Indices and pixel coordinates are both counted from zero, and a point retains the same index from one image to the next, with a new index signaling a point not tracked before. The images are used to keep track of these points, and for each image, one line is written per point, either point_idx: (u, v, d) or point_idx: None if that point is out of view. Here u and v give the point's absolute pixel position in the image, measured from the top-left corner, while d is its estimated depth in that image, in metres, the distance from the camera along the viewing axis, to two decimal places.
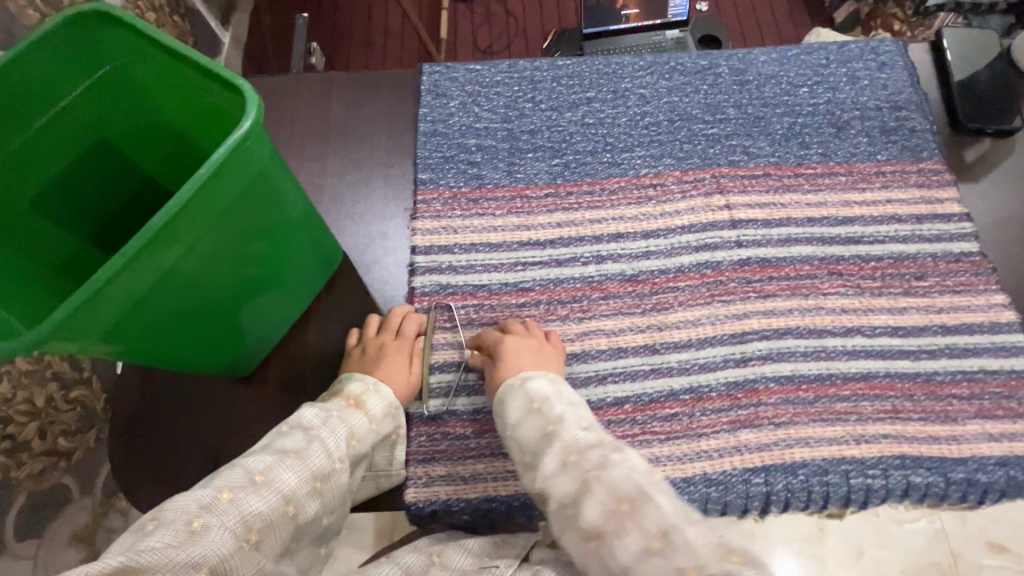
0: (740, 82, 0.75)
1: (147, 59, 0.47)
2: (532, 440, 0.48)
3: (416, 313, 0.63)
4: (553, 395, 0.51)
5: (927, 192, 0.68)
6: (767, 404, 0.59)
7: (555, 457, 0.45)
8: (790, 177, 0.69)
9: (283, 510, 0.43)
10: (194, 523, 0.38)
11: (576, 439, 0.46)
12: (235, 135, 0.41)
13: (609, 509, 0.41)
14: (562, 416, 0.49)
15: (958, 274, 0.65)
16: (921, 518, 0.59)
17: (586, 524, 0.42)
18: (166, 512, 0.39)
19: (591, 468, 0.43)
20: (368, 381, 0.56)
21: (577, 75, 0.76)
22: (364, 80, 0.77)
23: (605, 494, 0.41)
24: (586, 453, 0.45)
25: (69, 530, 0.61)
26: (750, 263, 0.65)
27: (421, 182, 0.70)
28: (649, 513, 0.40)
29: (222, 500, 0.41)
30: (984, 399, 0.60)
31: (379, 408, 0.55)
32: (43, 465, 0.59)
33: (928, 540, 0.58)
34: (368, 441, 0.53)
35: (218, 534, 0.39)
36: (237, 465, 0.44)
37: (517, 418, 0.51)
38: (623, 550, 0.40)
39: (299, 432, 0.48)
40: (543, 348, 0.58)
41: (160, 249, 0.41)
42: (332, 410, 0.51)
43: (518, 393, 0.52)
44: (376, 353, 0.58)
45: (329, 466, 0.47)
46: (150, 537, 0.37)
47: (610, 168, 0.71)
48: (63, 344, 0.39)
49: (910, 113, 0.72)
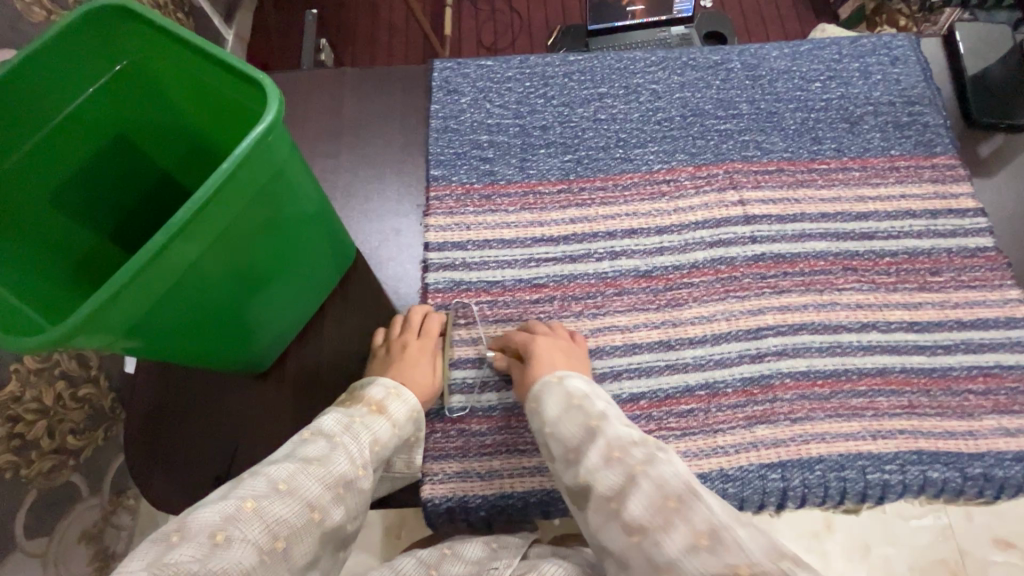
0: (752, 77, 0.75)
1: (166, 55, 0.47)
2: (573, 434, 0.48)
3: (437, 312, 0.63)
4: (592, 392, 0.51)
5: (941, 187, 0.68)
6: (783, 400, 0.59)
7: (599, 452, 0.45)
8: (803, 172, 0.69)
9: (309, 516, 0.43)
10: (217, 536, 0.38)
11: (619, 435, 0.46)
12: (257, 131, 0.41)
13: (655, 505, 0.40)
14: (604, 412, 0.49)
15: (973, 270, 0.64)
16: (926, 515, 0.57)
17: (629, 518, 0.40)
18: (191, 524, 0.39)
19: (637, 463, 0.43)
20: (390, 386, 0.55)
21: (589, 70, 0.76)
22: (375, 75, 0.77)
23: (651, 488, 0.41)
24: (630, 449, 0.45)
25: (80, 527, 0.62)
26: (764, 259, 0.65)
27: (434, 178, 0.70)
28: (697, 510, 0.39)
29: (245, 510, 0.40)
30: (1000, 394, 0.60)
31: (402, 412, 0.54)
32: (54, 462, 0.59)
33: (934, 537, 0.57)
34: (391, 445, 0.52)
35: (240, 547, 0.38)
36: (259, 473, 0.44)
37: (556, 415, 0.50)
38: (669, 544, 0.38)
39: (322, 439, 0.48)
40: (571, 348, 0.58)
41: (181, 246, 0.41)
42: (355, 416, 0.51)
43: (557, 388, 0.52)
44: (398, 357, 0.58)
45: (353, 472, 0.47)
46: (174, 550, 0.37)
47: (622, 163, 0.70)
48: (86, 341, 0.39)
49: (923, 108, 0.72)
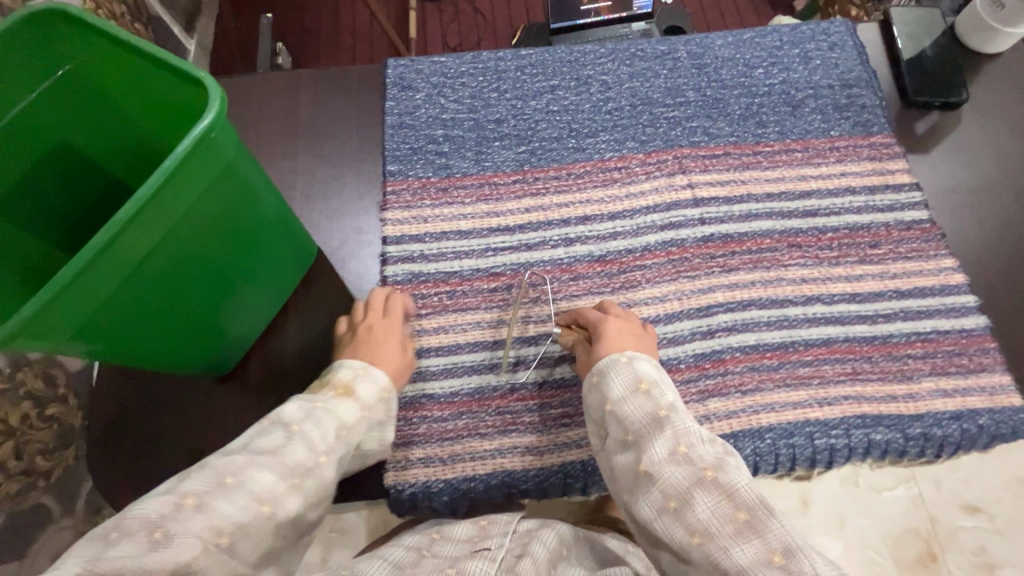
0: (698, 66, 0.77)
1: (107, 59, 0.47)
2: (637, 419, 0.48)
3: (402, 295, 0.64)
4: (661, 379, 0.51)
5: (878, 164, 0.71)
6: (734, 373, 0.61)
7: (665, 443, 0.45)
8: (749, 155, 0.72)
9: (258, 511, 0.42)
10: (156, 533, 0.37)
11: (688, 429, 0.45)
12: (196, 129, 0.42)
13: (724, 513, 0.39)
14: (673, 403, 0.48)
15: (909, 241, 0.67)
16: (898, 487, 0.63)
17: (693, 517, 0.40)
18: (128, 522, 0.38)
19: (706, 467, 0.42)
20: (356, 367, 0.55)
21: (541, 63, 0.78)
22: (331, 77, 0.77)
23: (721, 495, 0.40)
24: (698, 449, 0.44)
25: (52, 549, 0.62)
26: (714, 239, 0.67)
27: (390, 174, 0.71)
28: (772, 526, 0.37)
29: (186, 506, 0.40)
30: (937, 357, 0.63)
31: (369, 394, 0.54)
32: (22, 484, 0.58)
33: (906, 506, 0.62)
34: (359, 430, 0.52)
35: (180, 543, 0.38)
36: (205, 467, 0.43)
37: (621, 395, 0.50)
38: (737, 553, 0.37)
39: (279, 429, 0.47)
40: (641, 334, 0.58)
41: (126, 245, 0.41)
42: (317, 401, 0.51)
43: (624, 368, 0.52)
44: (366, 340, 0.58)
45: (312, 460, 0.46)
46: (112, 549, 0.36)
47: (575, 153, 0.72)
48: (30, 344, 0.39)
49: (860, 90, 0.75)
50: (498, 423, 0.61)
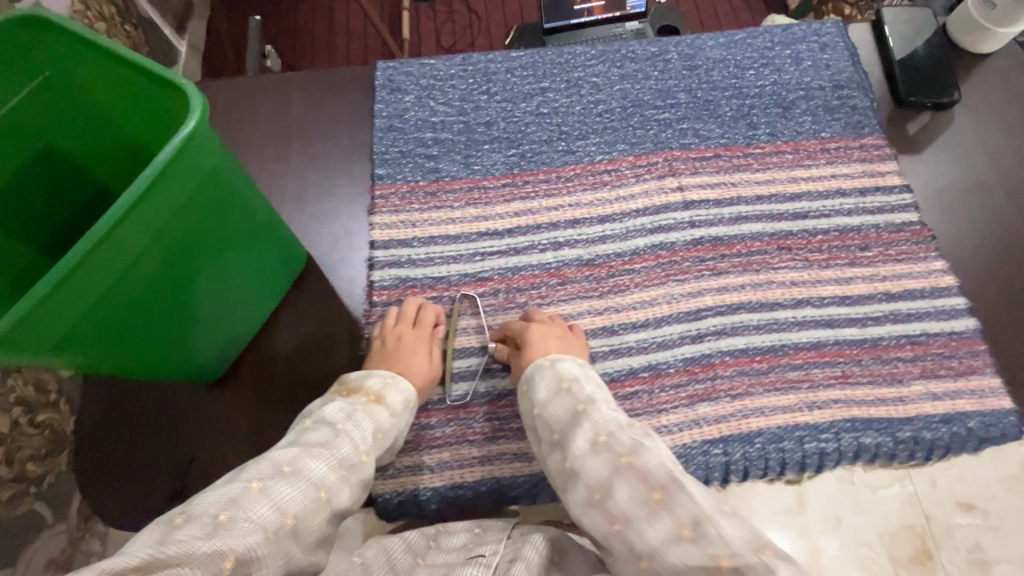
0: (689, 67, 0.77)
1: (91, 65, 0.47)
2: (560, 418, 0.48)
3: (433, 304, 0.64)
4: (582, 376, 0.51)
5: (869, 166, 0.71)
6: (723, 377, 0.61)
7: (587, 436, 0.44)
8: (739, 157, 0.71)
9: (316, 495, 0.42)
10: (221, 516, 0.37)
11: (606, 418, 0.45)
12: (178, 138, 0.42)
13: (641, 496, 0.39)
14: (591, 397, 0.48)
15: (900, 244, 0.67)
16: (894, 484, 0.60)
17: (614, 506, 0.40)
18: (195, 507, 0.37)
19: (622, 454, 0.41)
20: (386, 375, 0.55)
21: (531, 65, 0.77)
22: (319, 80, 0.77)
23: (637, 479, 0.40)
24: (616, 435, 0.43)
25: (46, 557, 0.54)
26: (704, 242, 0.67)
27: (379, 177, 0.70)
28: (681, 501, 0.37)
29: (251, 490, 0.39)
30: (927, 360, 0.62)
31: (399, 401, 0.54)
32: (13, 491, 0.52)
33: (902, 505, 0.59)
34: (392, 434, 0.53)
35: (244, 527, 0.37)
36: (263, 457, 0.43)
37: (545, 397, 0.50)
38: (652, 533, 0.37)
39: (323, 427, 0.48)
40: (567, 335, 0.58)
41: (107, 255, 0.40)
42: (356, 405, 0.51)
43: (547, 371, 0.52)
44: (398, 344, 0.59)
45: (355, 457, 0.47)
46: (178, 530, 0.35)
47: (565, 156, 0.72)
48: (11, 356, 0.38)
49: (851, 91, 0.75)
50: (487, 429, 0.60)
